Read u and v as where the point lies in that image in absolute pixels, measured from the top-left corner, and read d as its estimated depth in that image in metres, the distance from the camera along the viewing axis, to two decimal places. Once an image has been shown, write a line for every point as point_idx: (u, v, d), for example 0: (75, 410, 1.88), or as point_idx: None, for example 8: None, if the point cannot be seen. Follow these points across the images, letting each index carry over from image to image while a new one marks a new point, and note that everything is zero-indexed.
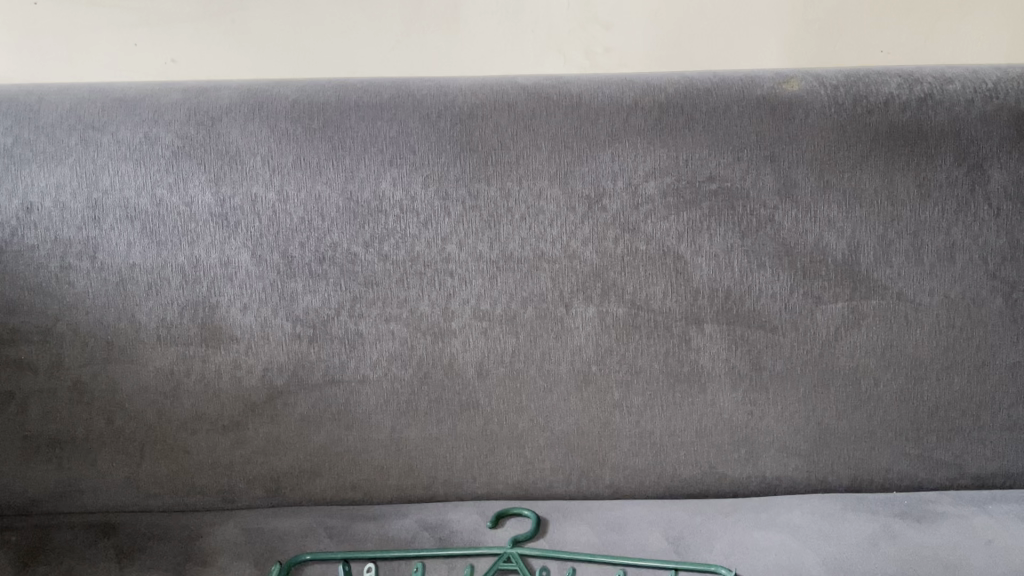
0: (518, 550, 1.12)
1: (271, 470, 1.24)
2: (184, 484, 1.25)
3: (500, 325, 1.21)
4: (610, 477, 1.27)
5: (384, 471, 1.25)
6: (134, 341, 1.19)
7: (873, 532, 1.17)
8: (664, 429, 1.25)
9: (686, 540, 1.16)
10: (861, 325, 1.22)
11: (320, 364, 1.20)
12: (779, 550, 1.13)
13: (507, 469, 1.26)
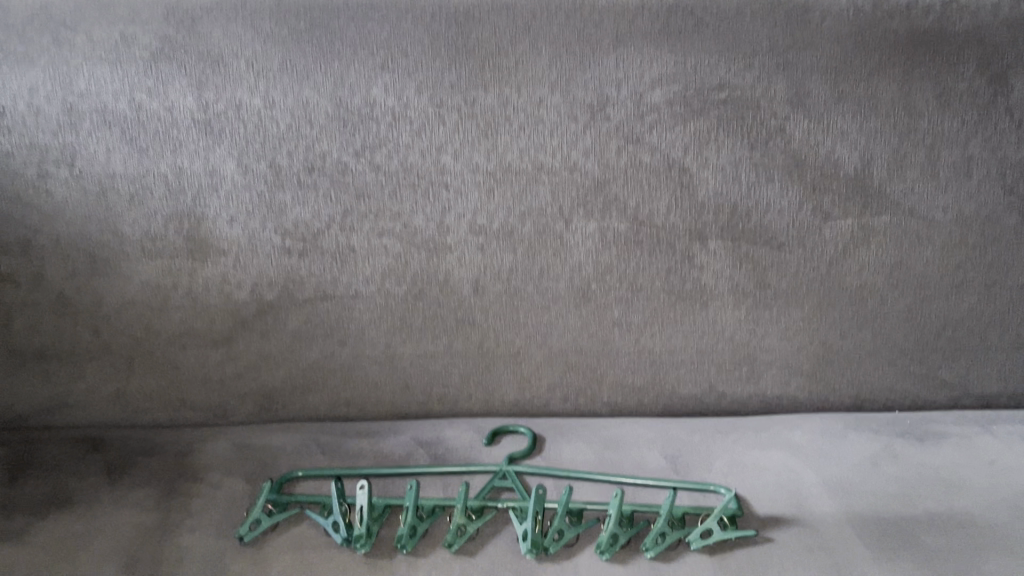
0: (515, 468, 1.09)
1: (263, 386, 1.22)
2: (175, 400, 1.23)
3: (497, 241, 1.16)
4: (608, 395, 1.24)
5: (378, 388, 1.23)
6: (118, 254, 1.15)
7: (875, 452, 1.15)
8: (664, 347, 1.22)
9: (684, 459, 1.14)
10: (870, 243, 1.18)
11: (311, 279, 1.16)
12: (779, 469, 1.12)
13: (504, 387, 1.23)
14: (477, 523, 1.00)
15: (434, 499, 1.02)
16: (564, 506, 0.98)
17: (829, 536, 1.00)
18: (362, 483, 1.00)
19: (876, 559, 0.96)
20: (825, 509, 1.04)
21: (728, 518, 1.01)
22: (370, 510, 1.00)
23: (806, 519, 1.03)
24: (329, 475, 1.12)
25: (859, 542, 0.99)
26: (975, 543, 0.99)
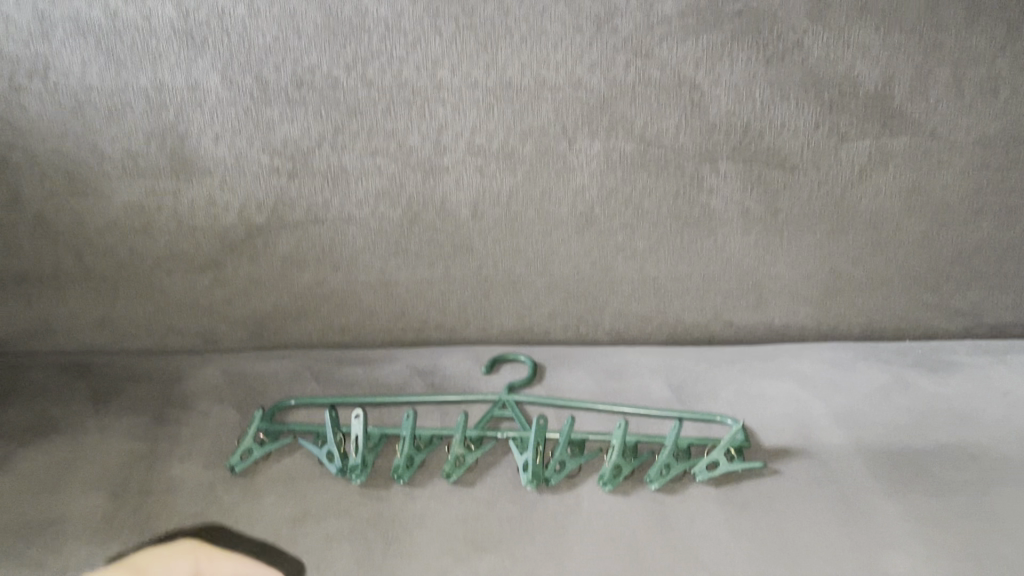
0: (514, 397, 1.04)
1: (254, 312, 1.17)
2: (163, 325, 1.18)
3: (496, 162, 1.08)
4: (610, 323, 1.20)
5: (373, 314, 1.18)
6: (99, 173, 1.07)
7: (885, 382, 1.12)
8: (669, 273, 1.17)
9: (689, 389, 1.11)
10: (887, 166, 1.11)
11: (302, 202, 1.09)
12: (787, 400, 1.08)
13: (503, 314, 1.19)
14: (476, 453, 0.96)
15: (431, 429, 0.98)
16: (565, 437, 0.93)
17: (838, 469, 0.97)
18: (358, 412, 0.94)
19: (887, 492, 0.94)
20: (834, 441, 1.01)
21: (734, 450, 0.98)
22: (364, 441, 0.95)
23: (814, 452, 1.00)
24: (322, 403, 1.08)
25: (869, 475, 0.96)
26: (988, 477, 0.96)
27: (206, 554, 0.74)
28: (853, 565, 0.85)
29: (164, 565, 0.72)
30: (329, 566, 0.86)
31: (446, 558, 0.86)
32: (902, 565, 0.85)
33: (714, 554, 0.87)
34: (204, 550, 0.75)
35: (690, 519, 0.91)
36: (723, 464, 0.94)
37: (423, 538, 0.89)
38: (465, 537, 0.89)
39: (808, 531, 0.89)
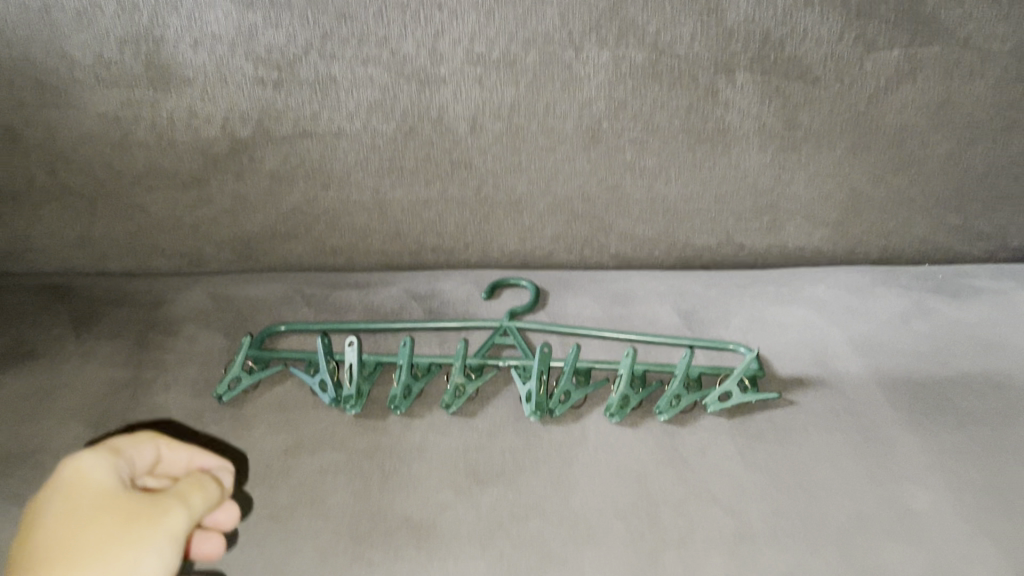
0: (516, 323, 0.99)
1: (242, 232, 1.11)
2: (146, 246, 1.12)
3: (497, 72, 0.99)
4: (616, 246, 1.14)
5: (366, 235, 1.12)
6: (69, 82, 0.99)
7: (904, 309, 1.07)
8: (680, 193, 1.09)
9: (700, 315, 1.06)
10: (915, 78, 1.02)
11: (289, 114, 1.01)
12: (803, 327, 1.03)
13: (504, 237, 1.12)
14: (477, 382, 0.91)
15: (429, 356, 0.93)
16: (570, 366, 0.87)
17: (856, 399, 0.92)
18: (351, 338, 0.89)
19: (906, 423, 0.89)
20: (852, 370, 0.97)
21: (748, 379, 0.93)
22: (359, 368, 0.90)
23: (831, 381, 0.95)
24: (312, 329, 1.02)
25: (889, 406, 0.91)
26: (1013, 408, 0.92)
27: (170, 439, 0.70)
28: (872, 499, 0.82)
29: (133, 447, 0.67)
30: (323, 499, 0.82)
31: (446, 492, 0.82)
32: (923, 500, 0.81)
33: (727, 488, 0.83)
34: (164, 436, 0.70)
35: (701, 452, 0.86)
36: (737, 394, 0.89)
37: (422, 471, 0.85)
38: (466, 470, 0.85)
39: (825, 464, 0.85)
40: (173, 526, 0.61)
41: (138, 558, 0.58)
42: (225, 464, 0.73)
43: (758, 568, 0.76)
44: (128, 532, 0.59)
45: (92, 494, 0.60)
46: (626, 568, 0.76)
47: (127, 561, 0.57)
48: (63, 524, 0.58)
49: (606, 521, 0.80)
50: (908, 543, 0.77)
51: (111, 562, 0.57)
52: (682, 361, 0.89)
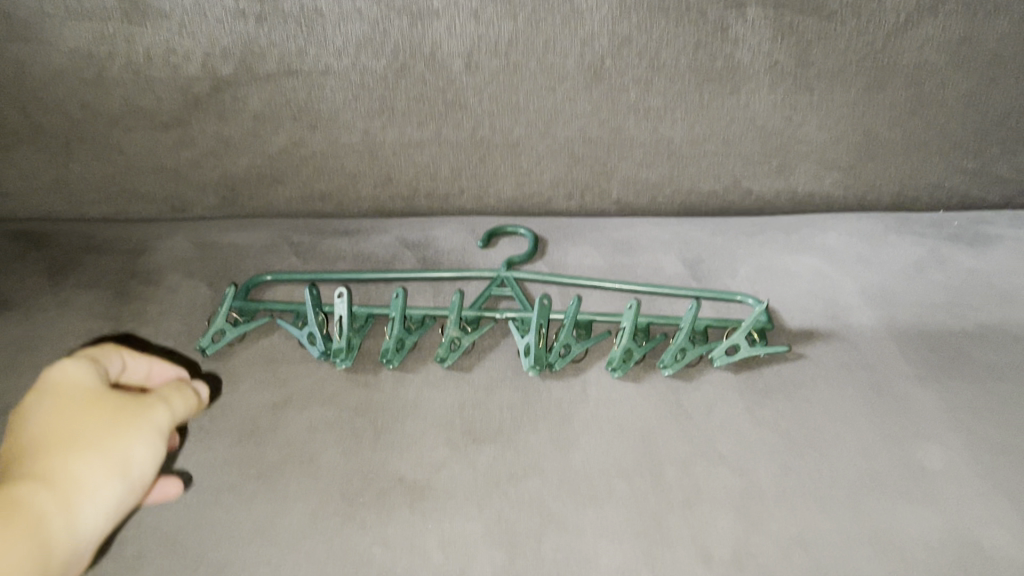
0: (514, 274, 0.94)
1: (226, 176, 1.05)
2: (125, 190, 1.07)
3: (493, 4, 0.92)
4: (619, 192, 1.09)
5: (357, 180, 1.06)
6: (37, 14, 0.91)
7: (919, 258, 1.02)
8: (686, 136, 1.03)
9: (706, 264, 1.01)
10: (939, 13, 0.95)
11: (272, 51, 0.94)
12: (813, 277, 0.99)
13: (501, 182, 1.07)
14: (473, 335, 0.86)
15: (423, 308, 0.88)
16: (571, 318, 0.83)
17: (869, 352, 0.89)
18: (340, 290, 0.84)
19: (920, 378, 0.86)
20: (864, 322, 0.92)
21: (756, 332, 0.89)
22: (349, 321, 0.85)
23: (843, 333, 0.91)
24: (299, 279, 0.97)
25: (903, 360, 0.88)
26: None
27: (136, 350, 0.66)
28: (884, 458, 0.78)
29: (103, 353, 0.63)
30: (312, 457, 0.78)
31: (441, 450, 0.79)
32: (938, 459, 0.78)
33: (734, 447, 0.79)
34: (127, 347, 0.66)
35: (707, 408, 0.83)
36: (745, 348, 0.85)
37: (416, 428, 0.81)
38: (462, 427, 0.81)
39: (836, 421, 0.82)
40: (158, 422, 0.59)
41: (128, 447, 0.56)
42: (184, 373, 0.70)
43: (766, 530, 0.73)
44: (116, 425, 0.56)
45: (74, 389, 0.57)
46: (628, 530, 0.73)
47: (120, 451, 0.55)
48: (47, 416, 0.55)
49: (609, 480, 0.76)
50: (921, 504, 0.75)
51: (102, 450, 0.54)
52: (687, 313, 0.84)
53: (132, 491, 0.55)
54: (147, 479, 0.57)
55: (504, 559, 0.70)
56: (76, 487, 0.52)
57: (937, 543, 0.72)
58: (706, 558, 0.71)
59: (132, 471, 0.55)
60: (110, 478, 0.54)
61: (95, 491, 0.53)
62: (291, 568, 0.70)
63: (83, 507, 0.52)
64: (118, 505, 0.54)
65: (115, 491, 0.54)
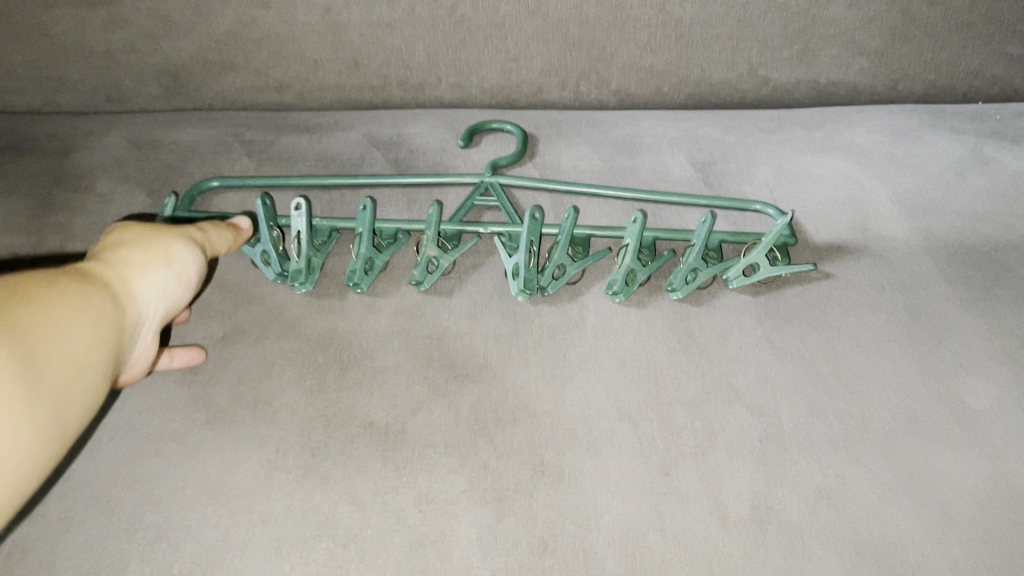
0: (499, 180, 0.81)
1: (167, 62, 0.90)
2: (50, 78, 0.92)
3: None
4: (619, 81, 0.94)
5: (317, 67, 0.91)
6: None
7: (959, 159, 0.90)
8: (696, 16, 0.88)
9: (718, 168, 0.89)
10: None
11: None
12: (839, 181, 0.87)
13: (484, 70, 0.92)
14: (454, 255, 0.74)
15: (395, 222, 0.76)
16: (567, 234, 0.70)
17: (904, 270, 0.78)
18: (296, 203, 0.71)
19: (963, 301, 0.75)
20: (898, 235, 0.81)
21: (778, 248, 0.77)
22: (309, 238, 0.73)
23: (875, 248, 0.80)
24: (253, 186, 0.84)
25: (942, 280, 0.77)
26: None
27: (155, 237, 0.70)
28: (923, 395, 0.69)
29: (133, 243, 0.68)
30: (268, 400, 0.68)
31: (418, 389, 0.68)
32: (983, 396, 0.69)
33: (752, 383, 0.69)
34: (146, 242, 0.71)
35: (722, 337, 0.72)
36: (765, 267, 0.73)
37: (390, 363, 0.70)
38: (442, 361, 0.70)
39: (867, 352, 0.72)
40: (194, 233, 0.60)
41: (170, 242, 0.57)
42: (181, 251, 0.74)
43: (789, 481, 0.64)
44: (157, 228, 0.57)
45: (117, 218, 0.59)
46: (633, 483, 0.63)
47: (162, 246, 0.56)
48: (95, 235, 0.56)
49: (610, 424, 0.67)
50: (965, 449, 0.66)
51: (145, 245, 0.55)
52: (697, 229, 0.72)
53: (181, 283, 0.57)
54: (190, 280, 0.58)
55: (491, 519, 0.61)
56: (130, 264, 0.53)
57: (984, 496, 0.63)
58: (721, 515, 0.62)
59: (178, 265, 0.56)
60: (159, 264, 0.55)
61: (150, 273, 0.54)
62: (245, 530, 0.61)
63: (141, 286, 0.53)
64: (168, 291, 0.55)
65: (166, 275, 0.55)
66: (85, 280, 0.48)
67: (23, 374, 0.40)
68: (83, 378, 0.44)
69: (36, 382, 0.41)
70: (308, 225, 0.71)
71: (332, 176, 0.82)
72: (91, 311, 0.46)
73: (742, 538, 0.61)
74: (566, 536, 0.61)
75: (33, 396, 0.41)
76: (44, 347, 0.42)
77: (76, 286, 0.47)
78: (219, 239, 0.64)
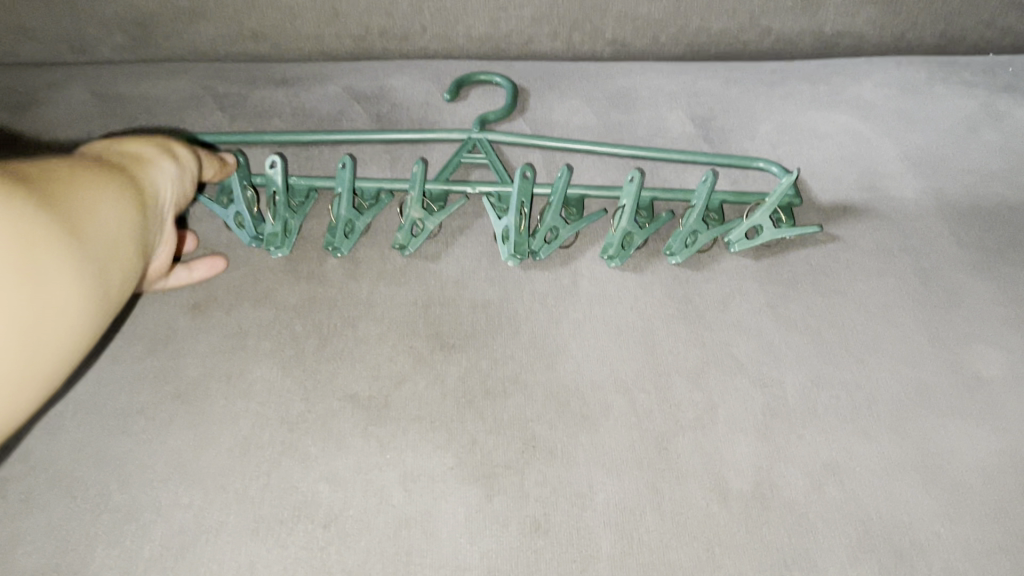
0: (487, 136, 0.76)
1: (132, 9, 0.84)
2: (9, 26, 0.86)
3: None
4: (614, 31, 0.88)
5: (293, 15, 0.85)
6: None
7: (971, 114, 0.86)
8: None
9: (719, 124, 0.84)
10: None
11: None
12: (846, 138, 0.83)
13: (471, 19, 0.87)
14: (440, 217, 0.70)
15: (377, 181, 0.71)
16: (561, 194, 0.66)
17: (913, 233, 0.74)
18: (274, 161, 0.67)
19: (975, 265, 0.72)
20: (907, 196, 0.77)
21: (782, 209, 0.74)
22: (285, 198, 0.69)
23: (883, 209, 0.76)
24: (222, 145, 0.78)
25: (954, 243, 0.73)
26: None
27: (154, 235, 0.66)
28: (933, 365, 0.66)
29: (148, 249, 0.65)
30: (243, 372, 0.64)
31: (402, 360, 0.65)
32: (995, 364, 0.66)
33: (755, 352, 0.66)
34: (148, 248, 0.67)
35: (722, 304, 0.69)
36: (768, 229, 0.70)
37: (372, 332, 0.66)
38: (427, 330, 0.66)
39: (875, 319, 0.68)
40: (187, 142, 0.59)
41: (170, 142, 0.56)
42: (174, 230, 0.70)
43: (793, 456, 0.61)
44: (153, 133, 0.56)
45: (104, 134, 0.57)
46: (630, 459, 0.60)
47: (162, 143, 0.55)
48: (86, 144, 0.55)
49: (605, 396, 0.63)
50: (977, 421, 0.63)
51: (147, 141, 0.54)
52: (698, 188, 0.68)
53: (185, 181, 0.56)
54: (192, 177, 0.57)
55: (480, 497, 0.58)
56: (139, 154, 0.52)
57: (997, 470, 0.60)
58: (722, 492, 0.59)
59: (181, 161, 0.56)
60: (166, 156, 0.54)
61: (160, 162, 0.53)
62: (219, 511, 0.57)
63: (156, 172, 0.52)
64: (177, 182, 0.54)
65: (173, 165, 0.54)
66: (109, 163, 0.47)
67: (79, 232, 0.39)
68: (128, 247, 0.44)
69: (90, 244, 0.40)
70: (281, 183, 0.68)
71: (308, 133, 0.76)
72: (121, 189, 0.45)
73: (745, 515, 0.58)
74: (560, 515, 0.57)
75: (90, 256, 0.40)
76: (90, 214, 0.41)
77: (102, 166, 0.46)
78: (210, 172, 0.63)
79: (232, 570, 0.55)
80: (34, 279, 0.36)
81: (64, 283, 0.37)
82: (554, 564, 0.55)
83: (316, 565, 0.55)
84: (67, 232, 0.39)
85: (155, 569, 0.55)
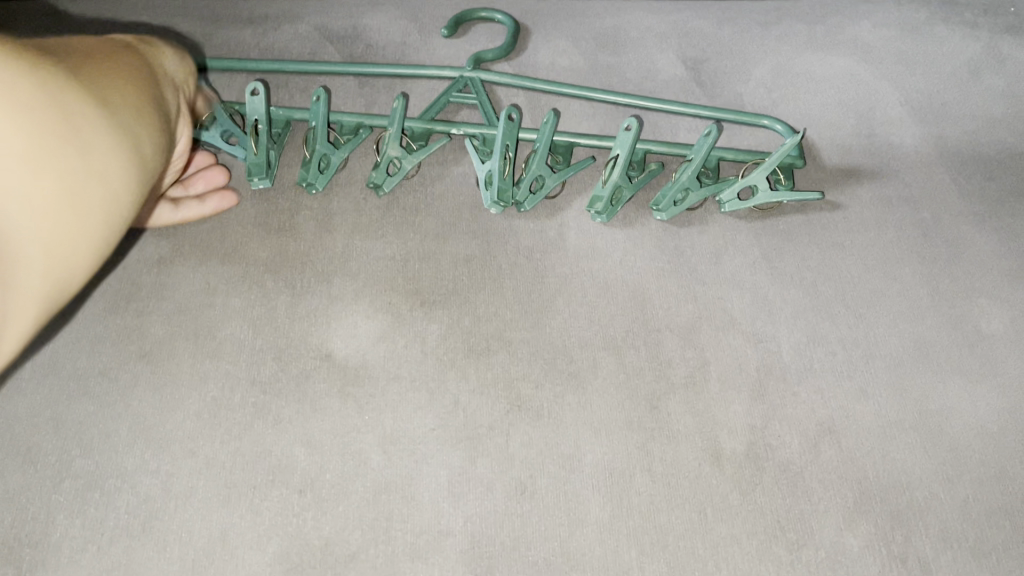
0: (480, 75, 0.71)
1: None
2: None
3: None
4: None
5: None
6: None
7: (973, 57, 0.82)
8: None
9: (712, 67, 0.80)
10: None
11: None
12: (843, 82, 0.79)
13: None
14: (419, 157, 0.66)
15: (355, 115, 0.67)
16: (546, 141, 0.62)
17: (913, 182, 0.71)
18: (253, 88, 0.62)
19: (977, 216, 0.69)
20: (908, 143, 0.74)
21: (782, 170, 0.69)
22: (267, 129, 0.65)
23: (883, 157, 0.73)
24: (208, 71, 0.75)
25: (955, 193, 0.71)
26: None
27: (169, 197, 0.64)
28: (932, 320, 0.63)
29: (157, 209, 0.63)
30: (211, 330, 0.60)
31: (380, 318, 0.61)
32: (996, 319, 0.64)
33: (749, 307, 0.63)
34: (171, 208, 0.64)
35: (716, 258, 0.66)
36: (764, 190, 0.66)
37: (348, 288, 0.63)
38: (407, 285, 0.63)
39: (874, 273, 0.65)
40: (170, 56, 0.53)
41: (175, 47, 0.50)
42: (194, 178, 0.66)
43: (788, 415, 0.58)
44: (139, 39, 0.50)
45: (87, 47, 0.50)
46: (619, 418, 0.58)
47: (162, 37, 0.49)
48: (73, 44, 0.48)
49: (593, 353, 0.60)
50: (976, 377, 0.61)
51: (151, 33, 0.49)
52: (699, 144, 0.63)
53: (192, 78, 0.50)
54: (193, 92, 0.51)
55: (463, 460, 0.56)
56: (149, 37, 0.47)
57: (996, 428, 0.59)
58: (714, 453, 0.57)
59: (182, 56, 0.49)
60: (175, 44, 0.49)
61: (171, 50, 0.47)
62: (188, 477, 0.54)
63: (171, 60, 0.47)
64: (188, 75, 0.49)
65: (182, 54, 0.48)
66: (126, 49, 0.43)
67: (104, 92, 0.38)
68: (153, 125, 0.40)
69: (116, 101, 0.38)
70: (263, 114, 0.63)
71: (292, 64, 0.72)
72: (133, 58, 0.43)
73: (738, 476, 0.56)
74: (546, 478, 0.55)
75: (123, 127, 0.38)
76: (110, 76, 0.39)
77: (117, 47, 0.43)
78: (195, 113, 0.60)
79: (203, 538, 0.52)
80: (73, 139, 0.35)
81: (103, 142, 0.36)
82: (541, 529, 0.53)
83: (291, 532, 0.53)
84: (95, 95, 0.37)
85: (122, 539, 0.52)
